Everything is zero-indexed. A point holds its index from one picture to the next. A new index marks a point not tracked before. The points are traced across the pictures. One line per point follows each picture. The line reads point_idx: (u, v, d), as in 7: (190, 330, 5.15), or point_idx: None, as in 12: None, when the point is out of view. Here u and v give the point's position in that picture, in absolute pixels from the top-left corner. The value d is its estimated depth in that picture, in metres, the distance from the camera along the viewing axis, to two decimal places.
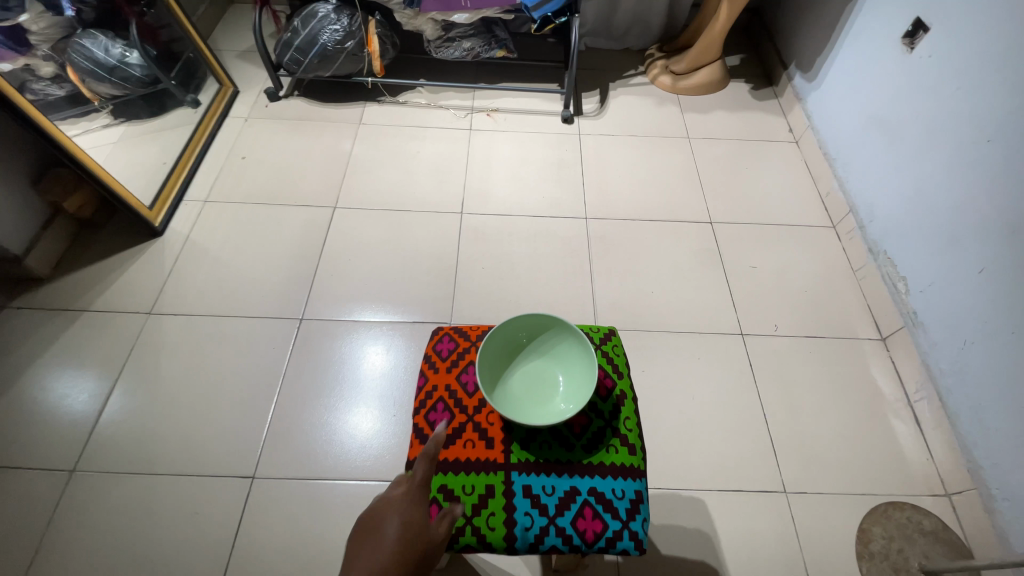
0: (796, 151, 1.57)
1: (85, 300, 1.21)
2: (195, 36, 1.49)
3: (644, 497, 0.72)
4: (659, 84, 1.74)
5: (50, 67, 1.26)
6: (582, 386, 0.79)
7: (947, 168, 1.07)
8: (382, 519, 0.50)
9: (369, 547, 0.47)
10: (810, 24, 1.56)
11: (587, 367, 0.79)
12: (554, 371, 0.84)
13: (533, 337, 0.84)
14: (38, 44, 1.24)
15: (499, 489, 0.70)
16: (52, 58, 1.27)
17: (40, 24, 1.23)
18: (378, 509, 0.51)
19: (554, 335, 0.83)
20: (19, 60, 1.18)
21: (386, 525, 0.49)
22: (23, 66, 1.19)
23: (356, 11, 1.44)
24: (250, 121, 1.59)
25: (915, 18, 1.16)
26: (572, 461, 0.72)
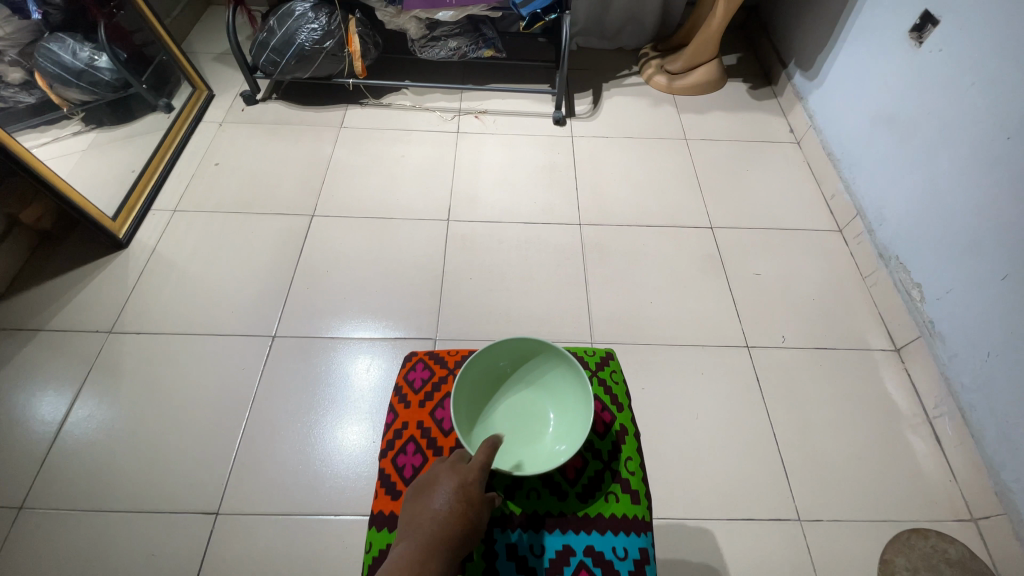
0: (797, 152, 1.51)
1: (41, 319, 1.12)
2: (168, 39, 1.42)
3: (650, 556, 0.67)
4: (654, 84, 1.67)
5: (18, 73, 1.23)
6: (573, 421, 0.77)
7: (962, 168, 1.00)
8: (435, 488, 0.59)
9: (429, 509, 0.57)
10: (810, 21, 1.50)
11: (578, 400, 0.77)
12: (543, 404, 0.82)
13: (519, 367, 0.82)
14: (4, 49, 1.21)
15: (478, 550, 0.66)
16: (20, 63, 1.23)
17: (6, 28, 1.20)
18: (438, 477, 0.61)
19: (542, 365, 0.81)
20: None
21: (437, 493, 0.58)
22: None
23: (336, 9, 1.37)
24: (225, 125, 1.51)
25: (923, 11, 1.10)
26: (566, 512, 0.70)
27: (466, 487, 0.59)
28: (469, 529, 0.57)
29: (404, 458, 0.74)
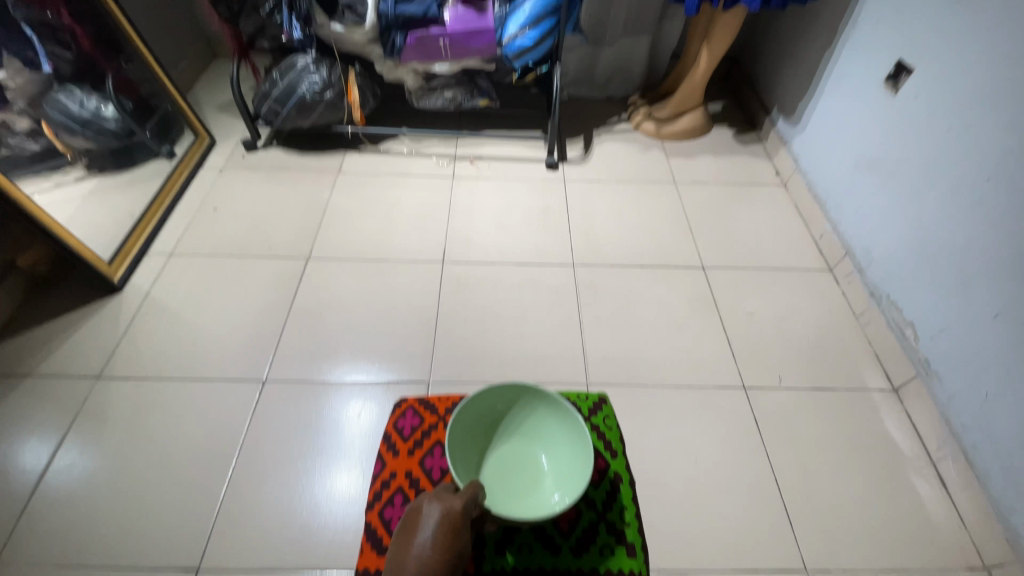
0: (784, 194, 1.55)
1: (27, 365, 1.10)
2: (174, 91, 1.46)
3: None
4: (643, 130, 1.73)
5: (25, 121, 1.32)
6: (568, 465, 0.84)
7: (946, 208, 1.03)
8: (422, 518, 0.65)
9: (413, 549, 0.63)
10: (791, 71, 1.57)
11: (569, 445, 0.84)
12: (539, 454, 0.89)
13: (516, 413, 0.90)
14: (14, 99, 1.29)
15: None
16: (28, 112, 1.32)
17: (17, 80, 1.27)
18: (420, 511, 0.67)
19: (538, 413, 0.88)
20: None
21: (424, 523, 0.64)
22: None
23: (336, 62, 1.44)
24: (226, 171, 1.54)
25: (897, 61, 1.16)
26: (559, 563, 0.84)
27: (451, 516, 0.65)
28: (456, 554, 0.63)
29: (390, 511, 0.88)
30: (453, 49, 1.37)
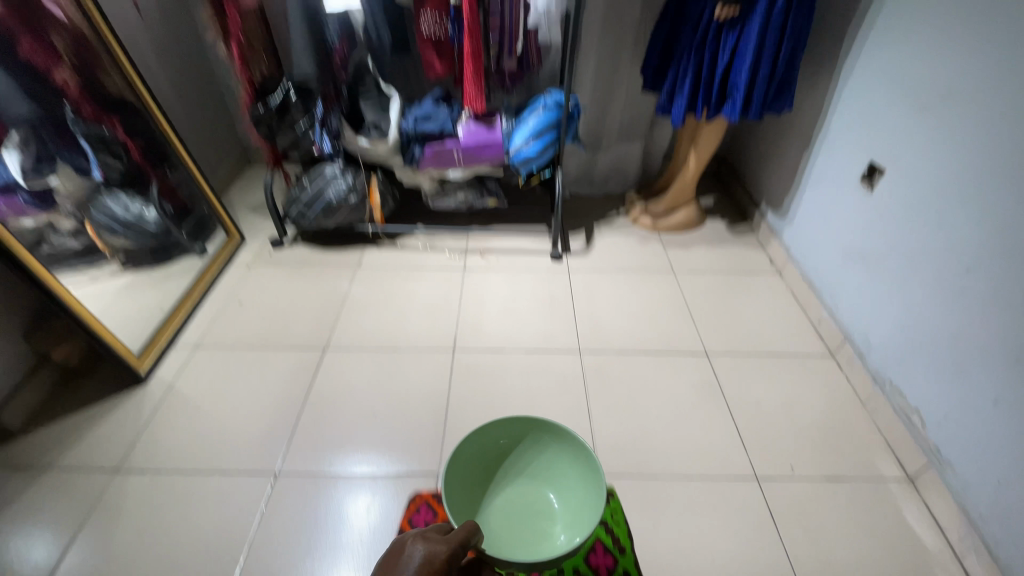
0: (780, 281, 1.62)
1: (49, 457, 1.12)
2: (211, 196, 1.61)
3: None
4: (640, 224, 1.85)
5: (70, 222, 1.39)
6: (575, 506, 0.96)
7: (933, 296, 1.09)
8: (404, 559, 0.64)
9: None
10: (774, 170, 1.71)
11: (578, 487, 0.97)
12: (547, 491, 1.01)
13: (525, 450, 1.02)
14: (63, 202, 1.40)
15: None
16: (74, 215, 1.41)
17: (68, 186, 1.41)
18: (406, 547, 0.66)
19: (547, 453, 1.01)
20: (42, 216, 1.31)
21: (406, 563, 0.63)
22: (46, 221, 1.32)
23: (360, 170, 1.60)
24: (253, 268, 1.65)
25: (869, 162, 1.29)
26: None
27: (435, 563, 0.64)
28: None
29: None
30: (464, 156, 1.52)
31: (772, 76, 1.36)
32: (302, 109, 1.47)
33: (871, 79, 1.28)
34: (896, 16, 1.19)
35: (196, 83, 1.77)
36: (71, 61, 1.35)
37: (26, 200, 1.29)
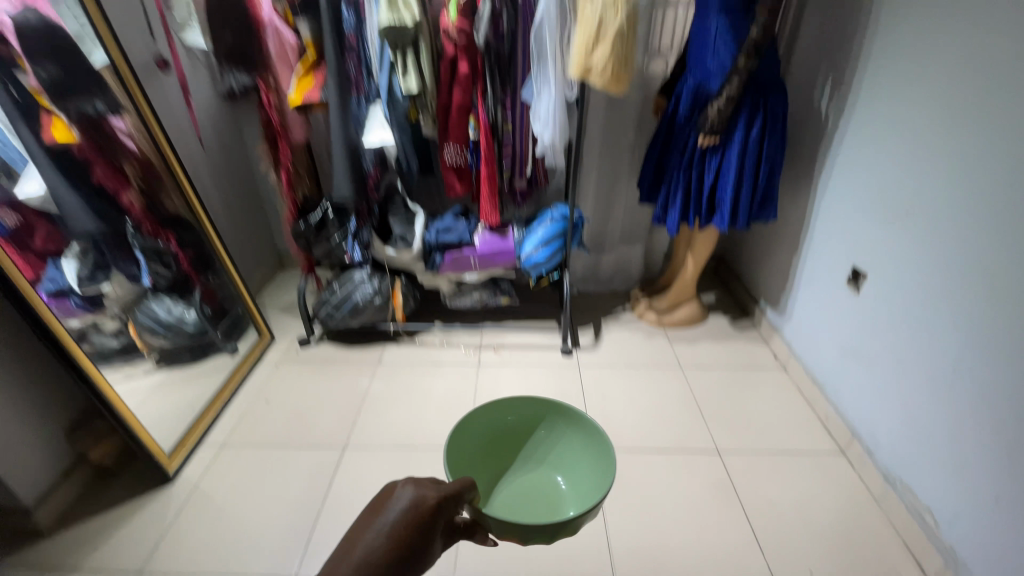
0: (785, 376, 1.67)
1: (76, 560, 1.15)
2: (247, 296, 1.77)
3: None
4: (646, 319, 1.94)
5: (114, 323, 1.48)
6: (577, 483, 1.12)
7: (926, 395, 1.15)
8: (392, 500, 0.60)
9: (371, 527, 0.58)
10: (767, 269, 1.84)
11: (580, 468, 1.12)
12: (552, 471, 1.17)
13: (539, 436, 1.15)
14: (110, 305, 1.49)
15: None
16: (119, 316, 1.51)
17: (118, 290, 1.51)
18: (397, 490, 0.62)
19: (559, 440, 1.14)
20: (88, 317, 1.39)
21: (392, 505, 0.60)
22: (91, 322, 1.40)
23: (385, 274, 1.75)
24: (280, 366, 1.76)
25: (852, 267, 1.40)
26: None
27: (422, 508, 0.60)
28: (414, 547, 0.58)
29: None
30: (480, 261, 1.68)
31: (754, 191, 1.53)
32: (339, 225, 1.68)
33: (845, 194, 1.43)
34: (859, 146, 1.38)
35: (242, 198, 1.99)
36: (138, 185, 1.51)
37: (78, 303, 1.37)
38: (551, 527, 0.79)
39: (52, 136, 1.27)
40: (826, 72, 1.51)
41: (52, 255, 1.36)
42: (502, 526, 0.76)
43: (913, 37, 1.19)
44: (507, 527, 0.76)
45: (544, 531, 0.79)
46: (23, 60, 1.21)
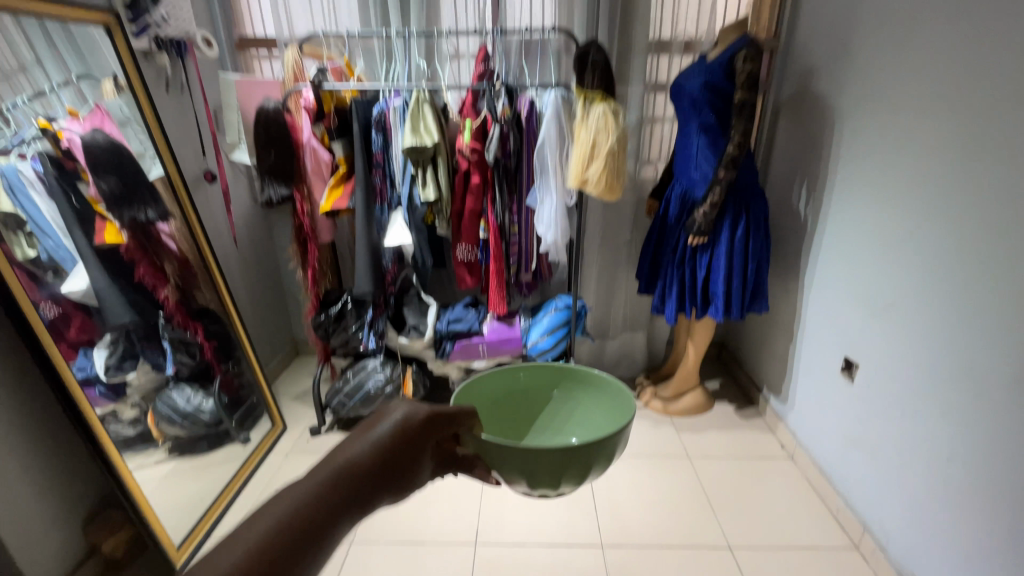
0: (793, 466, 1.67)
1: None
2: (264, 383, 1.85)
3: None
4: (652, 407, 1.97)
5: (132, 411, 1.42)
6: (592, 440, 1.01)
7: (928, 487, 1.18)
8: (383, 415, 0.55)
9: (362, 440, 0.52)
10: (766, 358, 1.91)
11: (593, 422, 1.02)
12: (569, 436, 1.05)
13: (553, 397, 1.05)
14: (132, 393, 1.44)
15: None
16: (139, 404, 1.46)
17: (142, 378, 1.48)
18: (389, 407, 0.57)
19: (573, 399, 1.04)
20: (109, 405, 1.32)
21: (386, 418, 0.55)
22: (110, 410, 1.32)
23: (398, 362, 1.82)
24: (292, 456, 1.79)
25: (844, 356, 1.47)
26: None
27: (418, 419, 0.55)
28: (407, 462, 0.53)
29: None
30: (489, 348, 1.76)
31: (744, 285, 1.64)
32: (356, 315, 1.79)
33: (828, 288, 1.55)
34: (836, 246, 1.51)
35: (265, 290, 2.12)
36: (174, 281, 1.58)
37: (103, 390, 1.31)
38: (565, 460, 0.66)
39: (102, 239, 1.36)
40: (801, 180, 1.69)
41: (83, 344, 1.27)
42: (510, 463, 0.65)
43: (872, 157, 1.36)
44: (516, 465, 0.65)
45: (556, 467, 0.66)
46: (87, 174, 1.33)
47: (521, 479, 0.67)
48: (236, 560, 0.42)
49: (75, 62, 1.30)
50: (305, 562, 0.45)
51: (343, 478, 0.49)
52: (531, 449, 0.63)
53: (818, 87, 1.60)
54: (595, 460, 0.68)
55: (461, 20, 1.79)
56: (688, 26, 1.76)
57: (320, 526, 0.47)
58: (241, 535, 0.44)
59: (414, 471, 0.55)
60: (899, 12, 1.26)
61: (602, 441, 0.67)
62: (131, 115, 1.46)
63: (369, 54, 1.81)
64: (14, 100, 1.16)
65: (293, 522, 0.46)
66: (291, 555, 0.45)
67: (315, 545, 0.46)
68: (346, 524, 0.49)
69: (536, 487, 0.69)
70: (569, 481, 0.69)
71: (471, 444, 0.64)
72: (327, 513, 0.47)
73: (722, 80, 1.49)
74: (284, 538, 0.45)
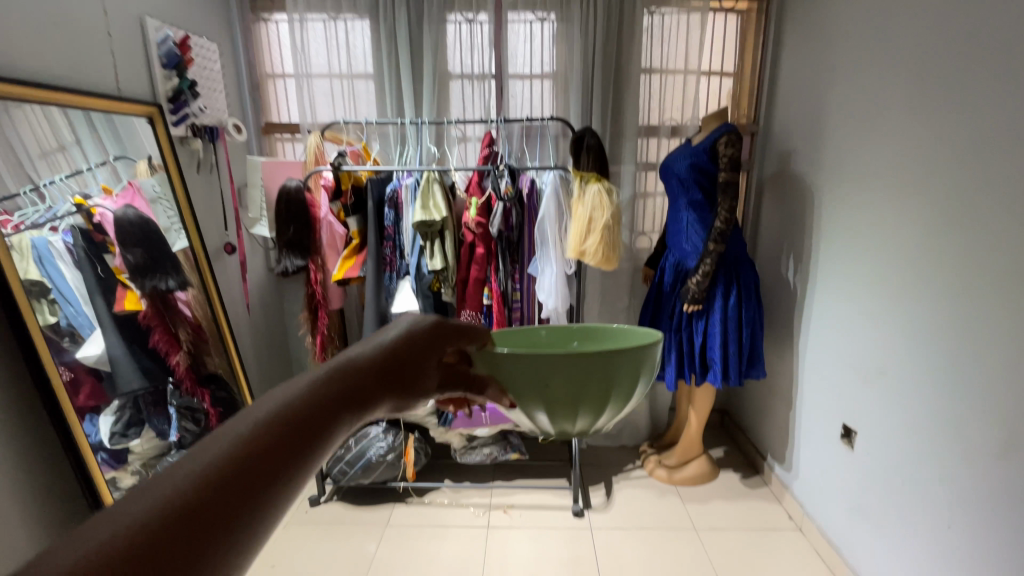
0: (802, 539, 1.63)
1: None
2: None
3: None
4: (656, 476, 1.95)
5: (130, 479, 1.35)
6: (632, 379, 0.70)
7: (937, 558, 1.16)
8: (388, 326, 0.50)
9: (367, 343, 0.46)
10: (769, 425, 1.90)
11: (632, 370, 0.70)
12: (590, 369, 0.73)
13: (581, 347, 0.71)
14: (132, 460, 1.37)
15: None
16: (139, 472, 1.39)
17: (145, 445, 1.42)
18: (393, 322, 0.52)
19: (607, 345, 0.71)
20: (109, 474, 1.27)
21: (391, 327, 0.50)
22: (110, 479, 1.27)
23: (400, 430, 1.82)
24: (288, 527, 1.73)
25: (843, 423, 1.49)
26: None
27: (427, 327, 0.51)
28: (417, 364, 0.48)
29: None
30: (492, 417, 1.77)
31: (740, 351, 1.69)
32: None
33: (823, 355, 1.59)
34: (826, 313, 1.57)
35: (271, 355, 2.16)
36: (186, 348, 1.57)
37: (105, 457, 1.26)
38: (587, 381, 0.50)
39: (122, 307, 1.34)
40: (789, 252, 1.78)
41: (91, 411, 1.22)
42: (522, 383, 0.51)
43: (848, 231, 1.46)
44: (528, 387, 0.51)
45: (575, 391, 0.51)
46: (114, 245, 1.34)
47: (535, 408, 0.53)
48: (224, 450, 0.33)
49: (112, 145, 1.37)
50: (306, 459, 0.35)
51: (342, 374, 0.42)
52: (542, 357, 0.49)
53: (798, 168, 1.73)
54: (623, 386, 0.53)
55: (468, 110, 1.98)
56: (674, 114, 1.92)
57: (325, 416, 0.38)
58: (227, 429, 0.35)
59: (414, 376, 0.49)
60: (863, 104, 1.40)
61: (632, 357, 0.51)
62: (160, 193, 1.53)
63: (384, 139, 1.98)
64: (52, 178, 1.19)
65: (293, 411, 0.37)
66: (298, 446, 0.35)
67: (320, 438, 0.37)
68: (343, 423, 0.40)
69: (552, 421, 0.55)
70: (592, 414, 0.54)
71: (480, 359, 0.53)
72: (331, 402, 0.39)
73: (707, 162, 1.62)
74: (282, 424, 0.36)
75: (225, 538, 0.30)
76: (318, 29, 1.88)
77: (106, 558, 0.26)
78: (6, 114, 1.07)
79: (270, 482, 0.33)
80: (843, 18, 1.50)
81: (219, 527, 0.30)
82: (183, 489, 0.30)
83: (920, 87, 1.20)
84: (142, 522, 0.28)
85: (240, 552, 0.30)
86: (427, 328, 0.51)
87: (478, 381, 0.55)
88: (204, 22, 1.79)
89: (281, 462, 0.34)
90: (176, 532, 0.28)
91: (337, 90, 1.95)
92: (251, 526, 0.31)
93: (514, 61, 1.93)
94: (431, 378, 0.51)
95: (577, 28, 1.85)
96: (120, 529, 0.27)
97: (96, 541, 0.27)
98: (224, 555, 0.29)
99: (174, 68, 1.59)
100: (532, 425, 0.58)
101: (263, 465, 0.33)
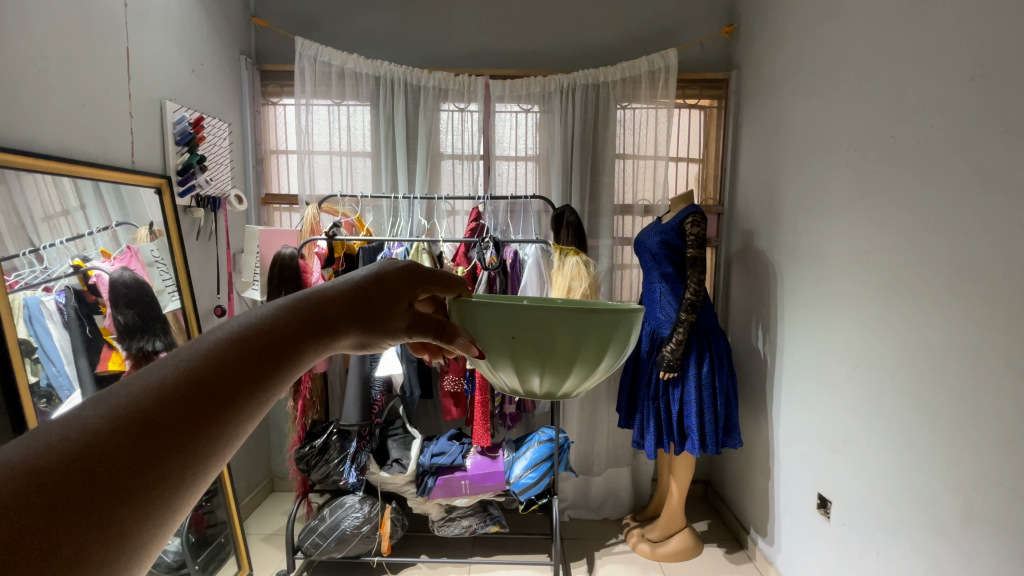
0: None
1: None
2: (237, 510, 1.75)
3: None
4: (640, 550, 1.90)
5: None
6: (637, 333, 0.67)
7: None
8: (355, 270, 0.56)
9: (332, 286, 0.52)
10: (750, 496, 1.91)
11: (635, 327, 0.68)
12: None
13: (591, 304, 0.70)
14: None
15: None
16: None
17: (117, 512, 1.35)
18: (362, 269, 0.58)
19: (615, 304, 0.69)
20: None
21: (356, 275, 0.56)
22: None
23: (377, 499, 1.78)
24: None
25: (818, 493, 1.51)
26: None
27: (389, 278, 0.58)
28: (378, 304, 0.55)
29: None
30: (472, 487, 1.75)
31: (716, 421, 1.73)
32: (339, 448, 1.76)
33: (794, 424, 1.64)
34: (795, 382, 1.64)
35: None
36: None
37: None
38: (553, 338, 0.52)
39: (105, 367, 1.34)
40: (757, 323, 1.89)
41: None
42: (491, 334, 0.55)
43: (806, 304, 1.58)
44: (495, 337, 0.54)
45: (541, 347, 0.53)
46: (105, 305, 1.35)
47: (501, 361, 0.56)
48: (178, 368, 0.35)
49: (116, 211, 1.43)
50: (260, 387, 0.38)
51: (309, 305, 0.46)
52: (511, 306, 0.52)
53: (760, 245, 1.88)
54: (590, 350, 0.54)
55: (457, 187, 2.13)
56: (647, 193, 2.08)
57: (282, 347, 0.41)
58: (179, 352, 0.36)
59: (370, 320, 0.53)
60: (810, 190, 1.56)
61: (606, 320, 0.52)
62: (157, 257, 1.58)
63: (378, 211, 2.12)
64: (52, 242, 1.22)
65: (248, 341, 0.39)
66: (254, 373, 0.38)
67: (274, 367, 0.40)
68: (309, 347, 0.45)
69: (518, 377, 0.57)
70: (556, 376, 0.55)
71: (457, 310, 0.58)
72: (288, 336, 0.42)
73: (676, 239, 1.75)
74: (237, 351, 0.38)
75: (182, 452, 0.32)
76: (322, 112, 2.06)
77: (57, 460, 0.28)
78: (16, 180, 1.14)
79: (223, 406, 0.35)
80: (788, 118, 1.71)
81: (177, 440, 0.32)
82: (133, 402, 0.32)
83: (854, 179, 1.36)
84: (92, 431, 0.30)
85: (194, 468, 0.33)
86: (394, 277, 0.58)
87: (448, 331, 0.59)
88: (219, 105, 1.96)
89: (236, 386, 0.36)
90: (131, 439, 0.30)
91: (336, 165, 2.09)
92: (204, 444, 0.33)
93: (500, 145, 2.12)
94: (388, 324, 0.56)
95: (558, 117, 2.06)
96: (69, 435, 0.29)
97: (45, 442, 0.28)
98: (179, 469, 0.32)
99: (186, 144, 1.71)
100: (500, 384, 0.61)
101: (218, 385, 0.35)
